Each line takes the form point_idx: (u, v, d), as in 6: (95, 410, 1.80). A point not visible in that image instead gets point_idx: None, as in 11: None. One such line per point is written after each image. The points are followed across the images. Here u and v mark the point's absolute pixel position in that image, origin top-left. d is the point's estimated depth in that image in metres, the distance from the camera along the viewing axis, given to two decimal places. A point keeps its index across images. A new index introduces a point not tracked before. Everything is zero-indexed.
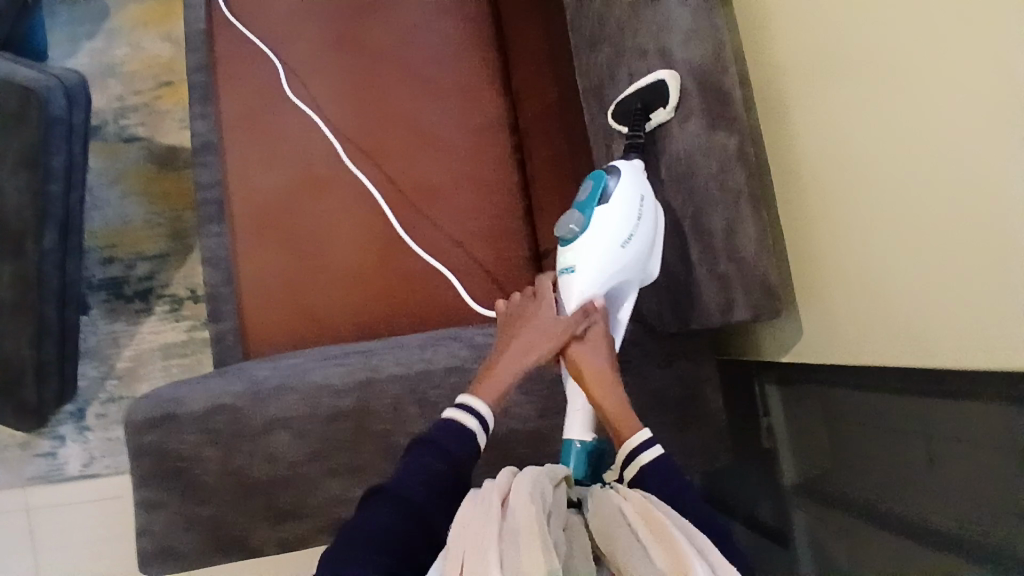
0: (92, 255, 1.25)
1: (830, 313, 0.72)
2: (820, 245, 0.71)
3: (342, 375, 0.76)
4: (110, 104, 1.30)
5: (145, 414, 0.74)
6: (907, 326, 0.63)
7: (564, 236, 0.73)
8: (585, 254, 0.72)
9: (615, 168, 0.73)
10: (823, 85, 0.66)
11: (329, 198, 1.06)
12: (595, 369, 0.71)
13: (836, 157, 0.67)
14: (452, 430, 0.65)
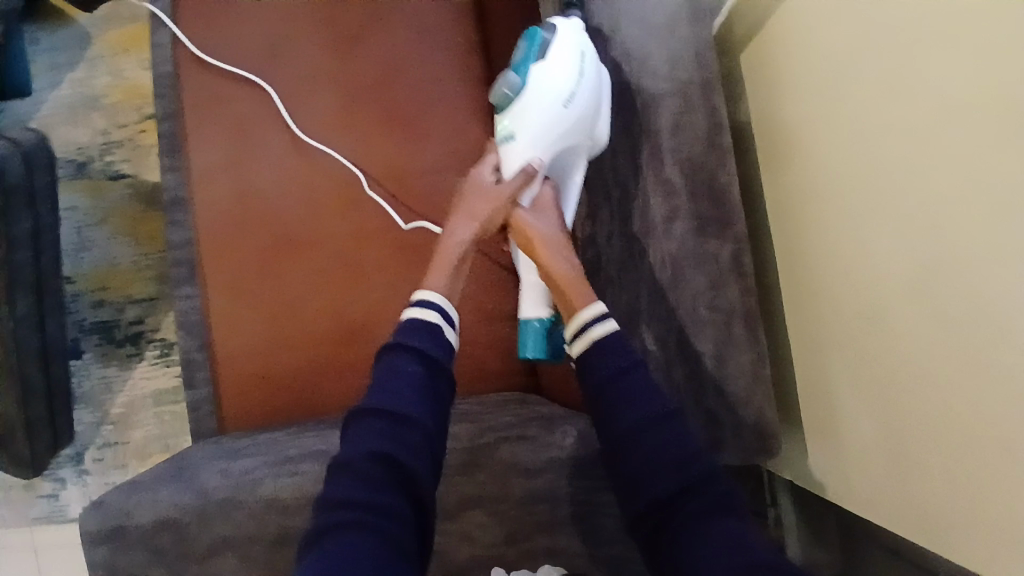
0: (82, 299, 1.23)
1: (850, 451, 0.64)
2: (842, 372, 0.63)
3: (292, 488, 0.71)
4: (95, 138, 1.25)
5: (94, 526, 0.71)
6: (936, 501, 0.54)
7: (499, 102, 0.64)
8: (521, 115, 0.64)
9: (551, 24, 0.64)
10: (876, 201, 0.55)
11: (308, 259, 0.99)
12: (543, 235, 0.66)
13: (882, 287, 0.56)
14: (418, 326, 0.64)
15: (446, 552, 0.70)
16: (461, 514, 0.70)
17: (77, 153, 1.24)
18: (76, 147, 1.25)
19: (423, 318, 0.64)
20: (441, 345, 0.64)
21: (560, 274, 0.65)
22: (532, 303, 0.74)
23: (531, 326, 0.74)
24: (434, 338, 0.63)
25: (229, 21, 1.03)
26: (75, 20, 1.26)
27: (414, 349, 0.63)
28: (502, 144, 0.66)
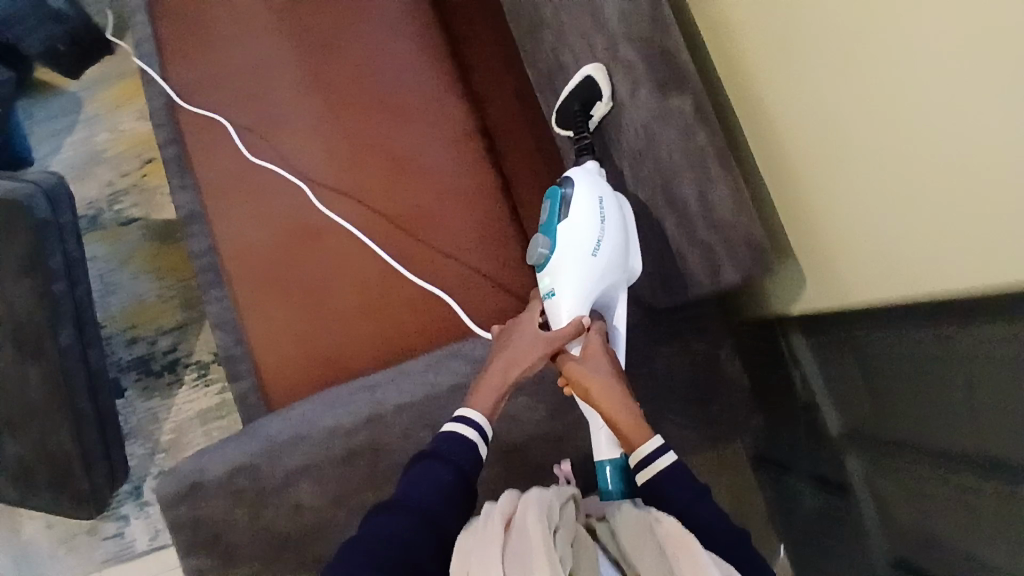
0: (115, 339, 1.30)
1: (859, 252, 0.68)
2: (823, 186, 0.68)
3: (351, 414, 0.77)
4: (103, 191, 1.34)
5: (172, 488, 0.75)
6: (919, 262, 0.61)
7: (537, 262, 0.72)
8: (558, 271, 0.70)
9: (568, 179, 0.73)
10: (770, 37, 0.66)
11: (320, 241, 1.06)
12: (598, 380, 0.68)
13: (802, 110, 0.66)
14: (454, 437, 0.67)
15: None
16: None
17: (89, 208, 1.34)
18: (87, 202, 1.34)
19: (460, 428, 0.67)
20: (469, 456, 0.66)
21: (614, 409, 0.67)
22: (605, 447, 0.74)
23: (605, 466, 0.73)
24: (463, 446, 0.66)
25: (209, 48, 1.13)
26: (66, 88, 1.38)
27: (446, 458, 0.65)
28: (546, 299, 0.73)
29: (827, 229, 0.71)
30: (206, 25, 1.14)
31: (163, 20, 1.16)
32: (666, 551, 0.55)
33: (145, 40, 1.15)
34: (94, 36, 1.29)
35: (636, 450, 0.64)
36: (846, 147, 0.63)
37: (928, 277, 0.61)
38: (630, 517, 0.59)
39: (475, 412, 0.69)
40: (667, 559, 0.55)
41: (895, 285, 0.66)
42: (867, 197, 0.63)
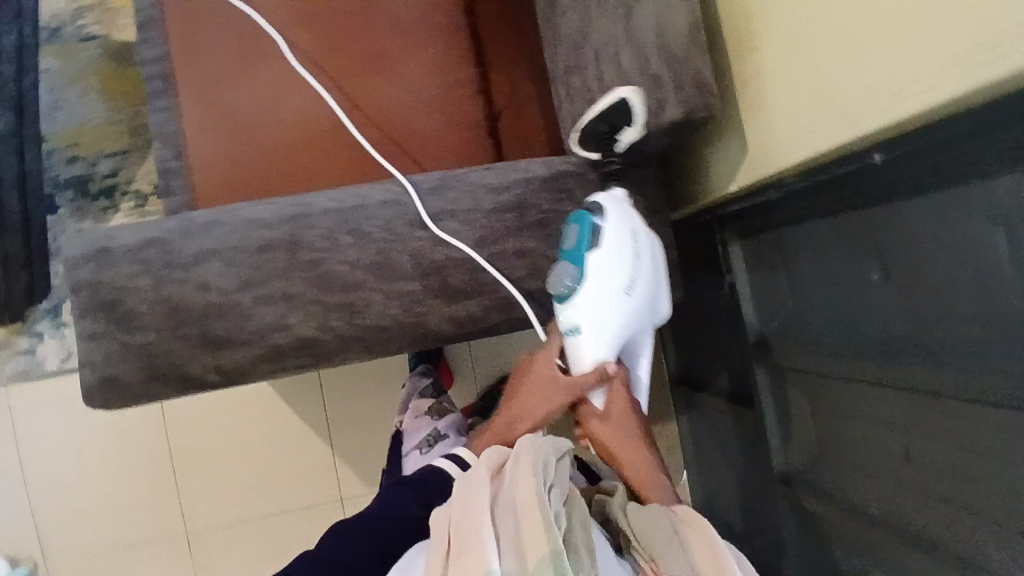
0: (56, 155, 1.24)
1: (835, 74, 0.66)
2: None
3: (274, 209, 0.74)
4: (68, 5, 1.27)
5: (78, 250, 0.73)
6: (847, 103, 0.66)
7: (561, 294, 0.71)
8: (589, 311, 0.71)
9: (600, 209, 0.73)
10: None
11: (274, 66, 1.03)
12: (611, 431, 0.77)
13: None
14: (447, 462, 0.70)
15: (421, 257, 0.75)
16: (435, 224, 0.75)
17: (52, 20, 1.26)
18: (50, 14, 1.26)
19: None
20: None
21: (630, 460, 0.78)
22: None
23: None
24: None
25: None
26: None
27: None
28: (567, 337, 0.74)
29: (807, 47, 0.70)
30: None
31: None
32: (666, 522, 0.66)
33: None
34: None
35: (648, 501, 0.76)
36: None
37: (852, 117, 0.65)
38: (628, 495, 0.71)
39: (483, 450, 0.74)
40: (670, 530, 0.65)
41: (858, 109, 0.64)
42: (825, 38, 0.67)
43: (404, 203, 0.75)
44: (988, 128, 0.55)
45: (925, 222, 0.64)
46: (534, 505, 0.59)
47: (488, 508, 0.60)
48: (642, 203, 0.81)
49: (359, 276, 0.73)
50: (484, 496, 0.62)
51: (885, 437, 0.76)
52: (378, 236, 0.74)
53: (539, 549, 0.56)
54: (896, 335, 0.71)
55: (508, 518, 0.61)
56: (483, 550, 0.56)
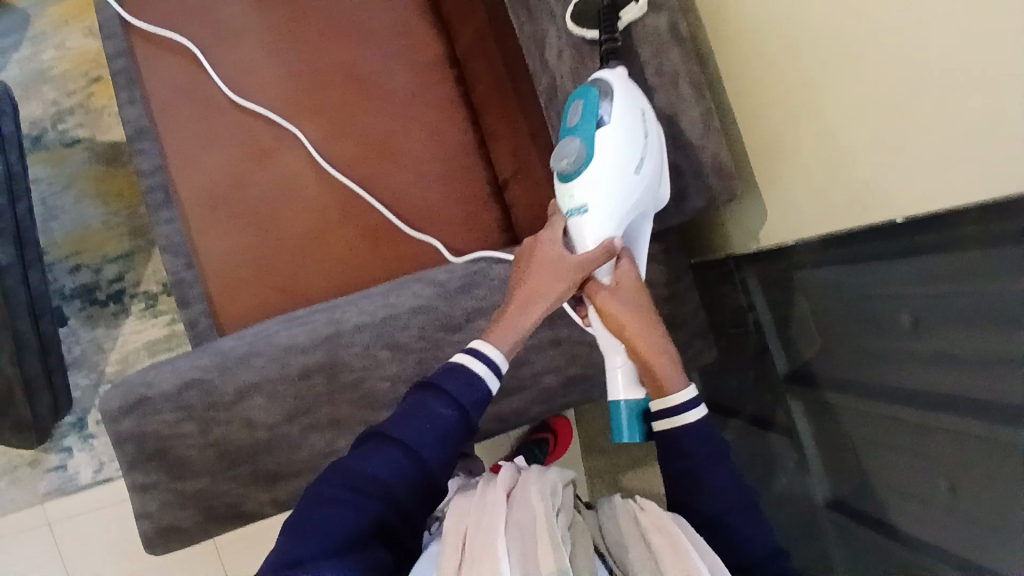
0: (59, 266, 1.23)
1: (866, 145, 0.68)
2: (853, 59, 0.65)
3: (308, 333, 0.74)
4: (47, 109, 1.24)
5: (116, 402, 0.72)
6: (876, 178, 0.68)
7: (563, 172, 0.66)
8: (596, 192, 0.66)
9: (603, 82, 0.67)
10: None
11: (277, 163, 1.02)
12: (627, 316, 0.67)
13: (789, 24, 0.72)
14: (459, 371, 0.63)
15: None
16: (468, 326, 0.75)
17: (32, 127, 1.23)
18: (29, 121, 1.24)
19: (467, 366, 0.63)
20: (478, 396, 0.63)
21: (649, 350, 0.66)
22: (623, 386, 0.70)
23: (621, 410, 0.70)
24: (466, 384, 0.62)
25: None
26: None
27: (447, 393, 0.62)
28: (570, 219, 0.67)
29: (832, 118, 0.71)
30: None
31: None
32: (647, 540, 0.63)
33: None
34: None
35: (670, 399, 0.65)
36: (830, 72, 0.69)
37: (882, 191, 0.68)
38: (618, 510, 0.69)
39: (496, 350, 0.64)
40: (648, 547, 0.63)
41: (895, 181, 0.66)
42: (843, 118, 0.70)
43: (434, 309, 0.75)
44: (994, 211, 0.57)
45: (941, 284, 0.65)
46: (544, 523, 0.60)
47: (501, 525, 0.61)
48: (665, 271, 0.83)
49: (402, 391, 0.73)
50: (495, 519, 0.62)
51: (905, 482, 0.77)
52: (416, 346, 0.74)
53: (546, 564, 0.56)
54: (908, 388, 0.73)
55: (515, 526, 0.61)
56: (493, 562, 0.56)
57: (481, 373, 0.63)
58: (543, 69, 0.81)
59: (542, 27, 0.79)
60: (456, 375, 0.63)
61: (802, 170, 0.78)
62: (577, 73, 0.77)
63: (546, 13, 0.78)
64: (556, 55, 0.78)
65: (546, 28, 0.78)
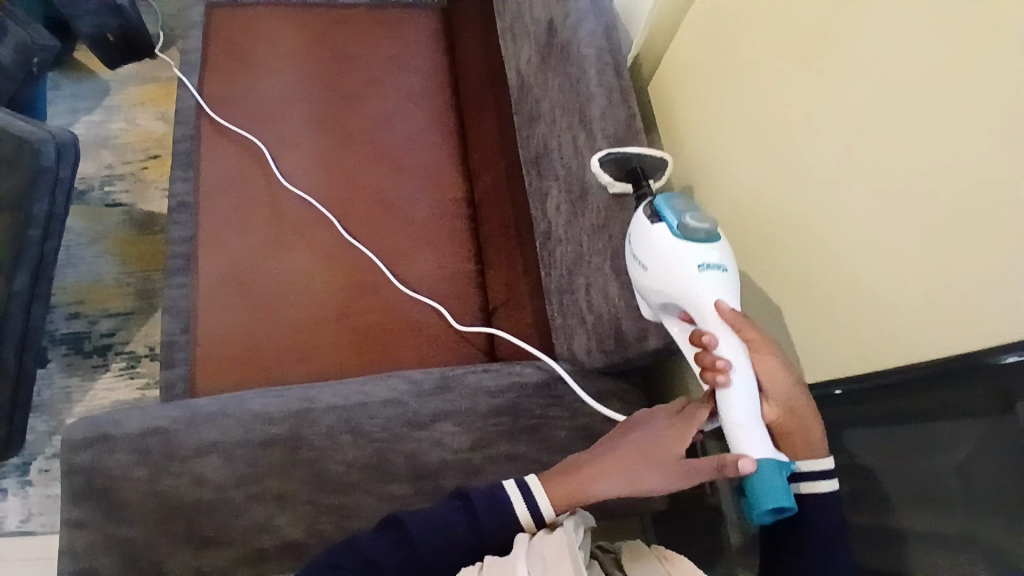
0: (59, 310, 1.27)
1: (814, 304, 0.72)
2: (800, 226, 0.73)
3: (279, 405, 0.80)
4: (99, 172, 1.37)
5: (82, 433, 0.78)
6: (826, 333, 0.71)
7: (703, 235, 0.71)
8: (728, 253, 0.71)
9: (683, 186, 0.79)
10: (740, 133, 0.81)
11: (297, 257, 1.14)
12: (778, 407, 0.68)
13: (751, 184, 0.80)
14: (502, 503, 0.69)
15: (416, 458, 0.77)
16: (433, 426, 0.79)
17: (80, 183, 1.36)
18: (80, 178, 1.36)
19: (513, 505, 0.69)
20: (500, 529, 0.68)
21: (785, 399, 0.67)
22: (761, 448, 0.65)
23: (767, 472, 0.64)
24: (495, 514, 0.68)
25: (249, 74, 1.26)
26: (99, 75, 1.43)
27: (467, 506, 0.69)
28: (711, 272, 0.69)
29: (785, 274, 0.76)
30: (250, 51, 1.28)
31: (215, 37, 1.28)
32: None
33: (191, 52, 1.26)
34: (145, 37, 1.37)
35: (816, 463, 0.67)
36: (786, 230, 0.75)
37: (829, 348, 0.71)
38: (638, 556, 0.69)
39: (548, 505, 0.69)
40: None
41: (850, 344, 0.68)
42: (793, 271, 0.75)
43: (403, 404, 0.81)
44: (920, 385, 0.60)
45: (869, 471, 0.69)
46: (568, 559, 0.61)
47: None
48: (625, 408, 0.85)
49: (354, 477, 0.75)
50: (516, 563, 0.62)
51: None
52: (378, 436, 0.78)
53: None
54: None
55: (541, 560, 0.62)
56: None
57: (523, 509, 0.68)
58: (542, 217, 0.94)
59: (547, 184, 0.94)
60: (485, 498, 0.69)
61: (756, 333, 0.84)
62: (569, 223, 0.89)
63: (551, 173, 0.93)
64: (555, 207, 0.92)
65: (550, 185, 0.94)
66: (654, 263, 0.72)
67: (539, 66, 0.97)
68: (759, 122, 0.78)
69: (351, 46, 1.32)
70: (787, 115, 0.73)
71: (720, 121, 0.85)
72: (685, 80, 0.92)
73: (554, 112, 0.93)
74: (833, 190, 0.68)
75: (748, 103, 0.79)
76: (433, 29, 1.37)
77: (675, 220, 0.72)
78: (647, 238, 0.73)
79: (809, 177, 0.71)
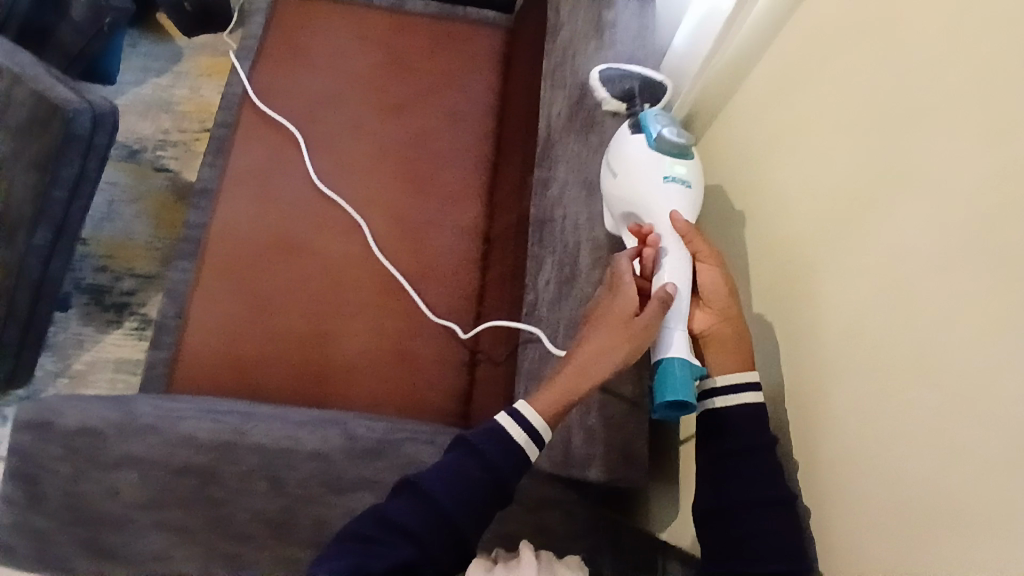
0: (89, 260, 1.33)
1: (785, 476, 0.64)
2: (824, 380, 0.60)
3: (212, 430, 0.76)
4: (155, 134, 1.42)
5: (27, 414, 0.77)
6: (822, 512, 0.59)
7: (675, 147, 0.73)
8: (695, 174, 0.74)
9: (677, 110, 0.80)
10: (781, 243, 0.69)
11: (302, 263, 1.12)
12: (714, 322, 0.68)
13: (780, 307, 0.68)
14: (505, 455, 0.63)
15: (323, 525, 0.73)
16: (352, 493, 0.75)
17: (135, 142, 1.41)
18: (136, 137, 1.41)
19: (513, 431, 0.64)
20: (510, 459, 0.63)
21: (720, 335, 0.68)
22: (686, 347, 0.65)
23: (678, 365, 0.64)
24: (501, 451, 0.63)
25: (302, 70, 1.25)
26: (176, 40, 1.49)
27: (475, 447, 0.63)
28: (671, 184, 0.72)
29: (795, 424, 0.64)
30: (308, 46, 1.27)
31: (277, 26, 1.29)
32: None
33: (253, 37, 1.28)
34: (219, 11, 1.39)
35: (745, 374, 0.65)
36: (805, 373, 0.63)
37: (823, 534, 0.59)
38: None
39: (542, 419, 0.64)
40: None
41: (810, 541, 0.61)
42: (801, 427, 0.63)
43: (330, 461, 0.76)
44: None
45: None
46: None
47: None
48: (566, 522, 0.75)
49: (255, 530, 0.72)
50: None
51: None
52: (292, 490, 0.74)
53: None
54: None
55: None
56: None
57: (520, 439, 0.63)
58: (532, 287, 0.87)
59: (543, 255, 0.87)
60: (495, 438, 0.63)
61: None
62: (552, 305, 0.82)
63: (550, 244, 0.86)
64: (545, 280, 0.85)
65: (546, 256, 0.86)
66: (622, 169, 0.74)
67: (565, 122, 0.88)
68: (793, 241, 0.67)
69: (409, 55, 1.28)
70: (837, 238, 0.60)
71: (762, 221, 0.73)
72: (735, 160, 0.80)
73: (566, 178, 0.85)
74: (861, 354, 0.55)
75: (795, 211, 0.67)
76: (495, 51, 1.32)
77: (653, 131, 0.74)
78: (622, 146, 0.76)
79: (834, 326, 0.59)
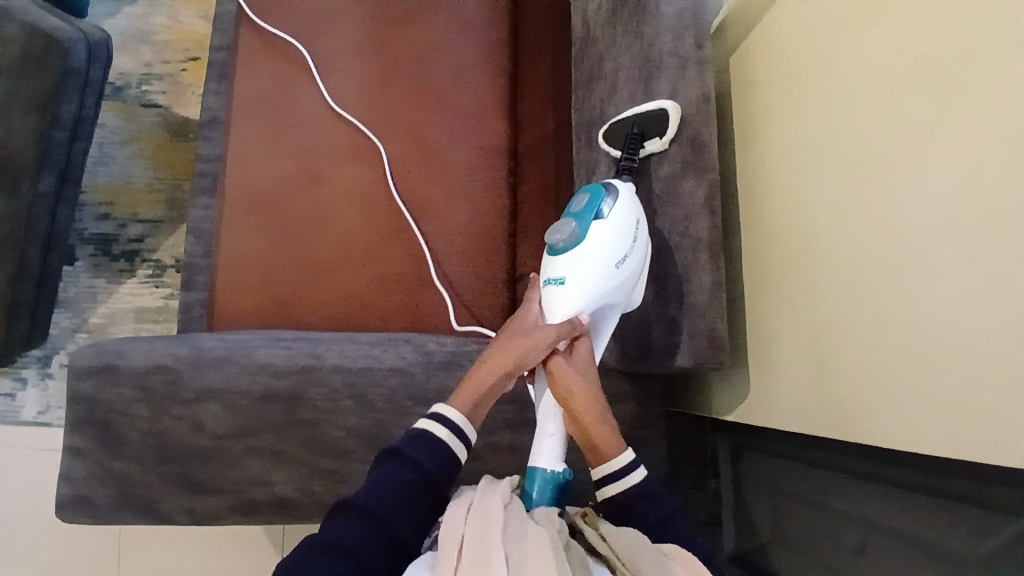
0: (88, 209, 1.27)
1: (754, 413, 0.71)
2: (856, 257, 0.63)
3: (286, 356, 0.75)
4: (138, 68, 1.32)
5: (87, 361, 0.74)
6: (842, 378, 0.65)
7: (556, 245, 0.71)
8: (579, 271, 0.70)
9: (616, 188, 0.73)
10: (803, 133, 0.71)
11: (328, 190, 1.09)
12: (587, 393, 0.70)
13: (804, 193, 0.71)
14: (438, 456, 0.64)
15: None
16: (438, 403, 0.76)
17: (117, 78, 1.31)
18: (117, 73, 1.32)
19: (433, 432, 0.64)
20: (441, 461, 0.64)
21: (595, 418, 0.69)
22: (548, 456, 0.71)
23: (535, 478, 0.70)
24: (437, 462, 0.63)
25: None
26: None
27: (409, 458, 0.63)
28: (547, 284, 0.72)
29: (818, 303, 0.69)
30: None
31: None
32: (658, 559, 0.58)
33: None
34: None
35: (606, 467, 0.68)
36: (829, 256, 0.67)
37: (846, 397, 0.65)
38: (622, 533, 0.61)
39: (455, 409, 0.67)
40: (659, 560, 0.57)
41: (835, 404, 0.67)
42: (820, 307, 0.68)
43: (411, 375, 0.76)
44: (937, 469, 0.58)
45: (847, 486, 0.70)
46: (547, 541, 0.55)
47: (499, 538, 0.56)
48: None
49: (350, 445, 0.74)
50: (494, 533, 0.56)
51: None
52: (380, 406, 0.75)
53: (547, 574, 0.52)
54: None
55: (482, 524, 0.58)
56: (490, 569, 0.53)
57: (444, 438, 0.64)
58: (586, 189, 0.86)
59: (595, 156, 0.84)
60: (421, 443, 0.64)
61: (785, 362, 0.76)
62: None
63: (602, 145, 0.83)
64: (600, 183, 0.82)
65: (599, 158, 0.83)
66: None
67: (609, 16, 0.84)
68: (821, 126, 0.68)
69: None
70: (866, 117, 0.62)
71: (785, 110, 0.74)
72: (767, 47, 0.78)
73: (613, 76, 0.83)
74: (886, 229, 0.59)
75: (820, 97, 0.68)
76: None
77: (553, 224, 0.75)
78: None
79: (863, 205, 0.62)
